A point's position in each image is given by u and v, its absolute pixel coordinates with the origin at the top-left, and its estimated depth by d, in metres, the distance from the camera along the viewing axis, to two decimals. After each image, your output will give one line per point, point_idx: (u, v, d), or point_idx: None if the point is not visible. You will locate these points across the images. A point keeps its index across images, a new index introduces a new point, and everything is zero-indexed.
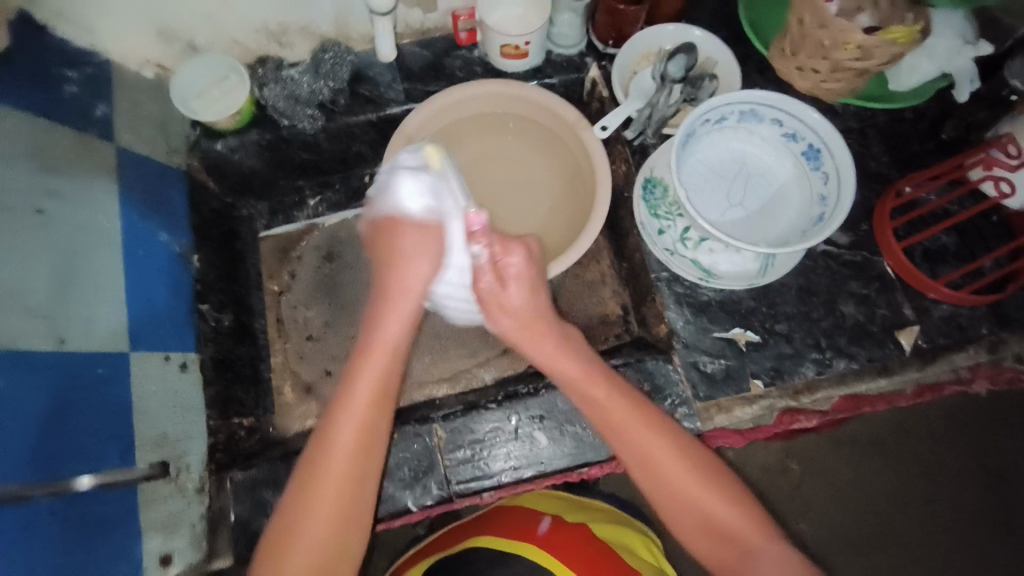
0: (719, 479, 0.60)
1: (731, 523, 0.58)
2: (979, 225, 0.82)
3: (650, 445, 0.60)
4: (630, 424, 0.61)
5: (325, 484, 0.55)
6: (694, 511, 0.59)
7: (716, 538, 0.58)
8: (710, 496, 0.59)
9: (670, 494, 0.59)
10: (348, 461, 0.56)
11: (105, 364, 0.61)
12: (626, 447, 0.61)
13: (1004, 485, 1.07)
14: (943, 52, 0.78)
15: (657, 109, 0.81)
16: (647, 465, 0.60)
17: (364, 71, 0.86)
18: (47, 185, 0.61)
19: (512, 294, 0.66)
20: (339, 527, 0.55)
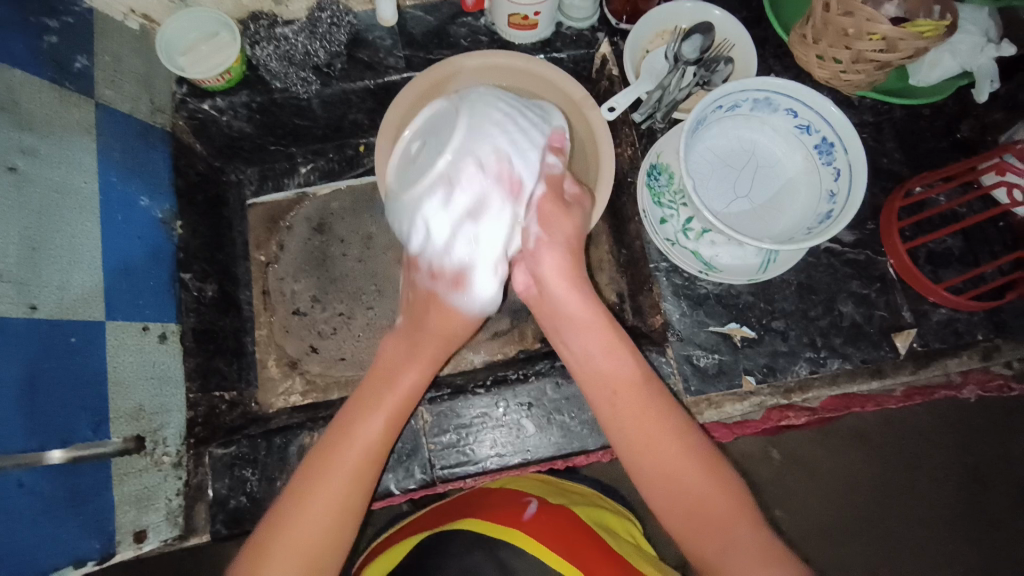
0: (704, 460, 0.59)
1: (712, 505, 0.57)
2: (986, 230, 0.80)
3: (643, 412, 0.60)
4: (619, 394, 0.62)
5: (348, 455, 0.60)
6: (675, 491, 0.58)
7: (694, 514, 0.57)
8: (692, 475, 0.58)
9: (650, 471, 0.59)
10: (374, 444, 0.61)
11: (79, 333, 0.58)
12: (620, 408, 0.61)
13: (979, 484, 1.09)
14: (967, 48, 0.74)
15: (668, 92, 0.78)
16: (636, 434, 0.60)
17: (364, 35, 0.81)
18: (21, 141, 0.57)
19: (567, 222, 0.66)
20: (351, 487, 0.59)
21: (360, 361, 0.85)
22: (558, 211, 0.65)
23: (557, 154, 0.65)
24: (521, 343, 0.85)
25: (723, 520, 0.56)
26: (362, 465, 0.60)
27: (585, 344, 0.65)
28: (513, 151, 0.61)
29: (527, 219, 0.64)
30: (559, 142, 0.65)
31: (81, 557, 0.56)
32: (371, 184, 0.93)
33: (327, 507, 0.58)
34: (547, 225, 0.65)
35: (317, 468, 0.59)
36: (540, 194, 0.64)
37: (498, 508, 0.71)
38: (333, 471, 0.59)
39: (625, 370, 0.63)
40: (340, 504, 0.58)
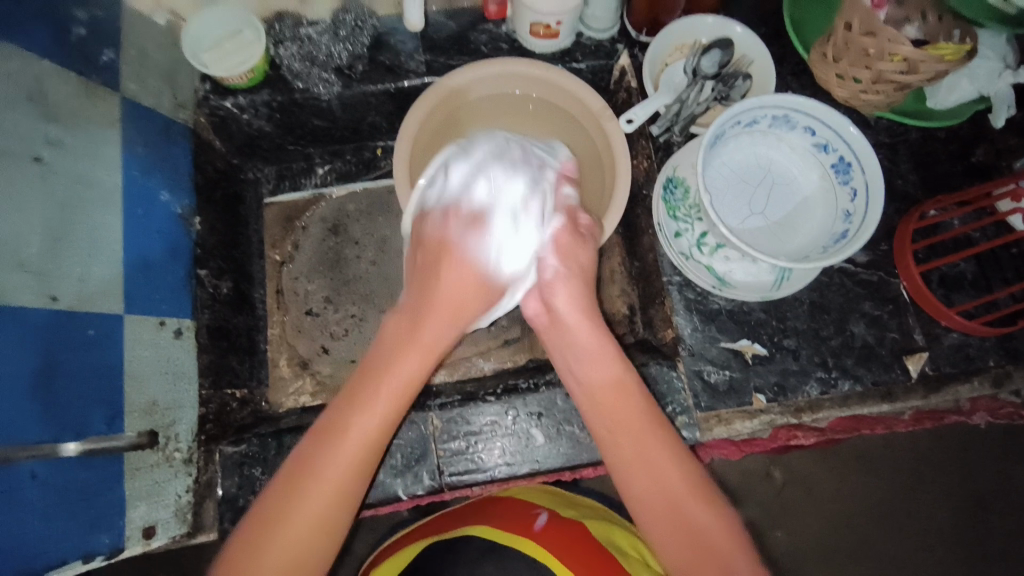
0: (709, 495, 0.58)
1: (720, 544, 0.55)
2: (999, 255, 0.80)
3: (649, 447, 0.58)
4: (628, 428, 0.59)
5: (327, 471, 0.53)
6: (682, 528, 0.56)
7: (699, 552, 0.55)
8: (700, 511, 0.56)
9: (655, 507, 0.57)
10: (358, 454, 0.54)
11: (97, 326, 0.58)
12: (624, 442, 0.59)
13: (982, 509, 1.08)
14: (985, 73, 0.74)
15: (686, 106, 0.78)
16: (642, 471, 0.58)
17: (386, 38, 0.81)
18: (48, 133, 0.57)
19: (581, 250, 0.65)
20: (332, 505, 0.54)
21: None
22: (576, 238, 0.65)
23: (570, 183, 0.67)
24: (531, 351, 0.84)
25: (730, 556, 0.55)
26: (360, 456, 0.54)
27: (591, 373, 0.61)
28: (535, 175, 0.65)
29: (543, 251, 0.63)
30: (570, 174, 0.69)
31: (91, 551, 0.56)
32: (387, 187, 0.93)
33: (336, 482, 0.53)
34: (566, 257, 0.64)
35: (308, 462, 0.54)
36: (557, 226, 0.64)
37: (511, 516, 0.72)
38: (310, 489, 0.53)
39: (630, 406, 0.60)
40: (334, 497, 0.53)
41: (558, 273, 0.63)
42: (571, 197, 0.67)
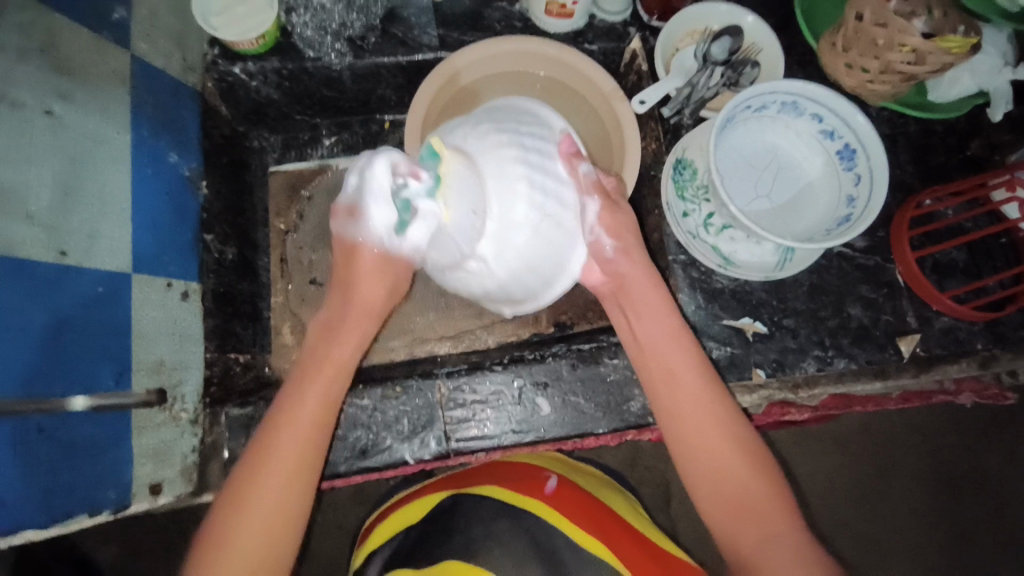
0: (756, 459, 0.59)
1: (755, 500, 0.57)
2: (989, 245, 0.83)
3: (697, 409, 0.59)
4: (678, 385, 0.60)
5: (278, 458, 0.55)
6: (716, 480, 0.58)
7: (742, 514, 0.57)
8: (748, 474, 0.58)
9: (700, 463, 0.59)
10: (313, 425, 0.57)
11: (105, 283, 0.57)
12: (675, 403, 0.60)
13: (959, 496, 1.11)
14: (985, 69, 0.77)
15: (697, 89, 0.80)
16: (687, 425, 0.59)
17: (399, 10, 0.81)
18: (60, 86, 0.56)
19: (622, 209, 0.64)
20: (292, 482, 0.55)
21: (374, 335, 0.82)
22: (611, 210, 0.63)
23: (582, 160, 0.59)
24: (535, 327, 0.83)
25: (772, 518, 0.56)
26: (293, 480, 0.56)
27: (647, 336, 0.63)
28: (550, 195, 0.55)
29: (593, 234, 0.62)
30: (571, 147, 0.59)
31: (96, 505, 0.56)
32: None
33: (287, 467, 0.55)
34: (606, 224, 0.62)
35: (263, 455, 0.55)
36: (593, 209, 0.61)
37: (520, 479, 0.72)
38: (269, 475, 0.55)
39: (685, 366, 0.61)
40: (293, 474, 0.55)
41: (617, 249, 0.63)
42: (589, 172, 0.60)
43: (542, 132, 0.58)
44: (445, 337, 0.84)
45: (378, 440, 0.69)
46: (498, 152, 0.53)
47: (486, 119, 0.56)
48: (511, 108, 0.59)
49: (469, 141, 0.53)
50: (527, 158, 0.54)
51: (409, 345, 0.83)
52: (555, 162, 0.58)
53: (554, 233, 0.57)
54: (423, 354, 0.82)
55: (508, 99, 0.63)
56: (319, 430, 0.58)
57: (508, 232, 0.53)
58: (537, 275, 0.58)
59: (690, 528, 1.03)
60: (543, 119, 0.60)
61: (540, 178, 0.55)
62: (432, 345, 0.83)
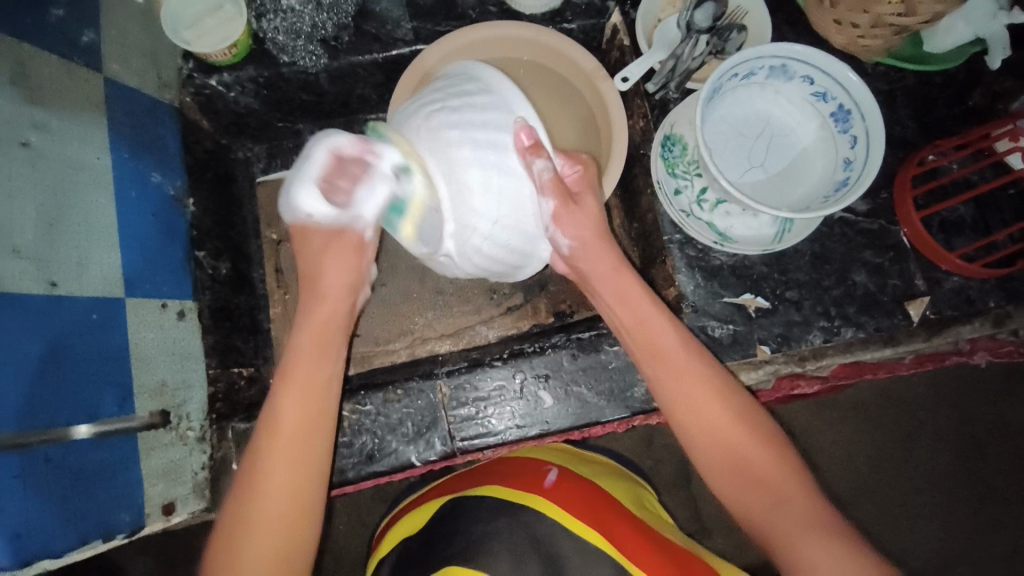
0: (757, 430, 0.58)
1: (762, 468, 0.56)
2: (997, 197, 0.80)
3: (695, 392, 0.59)
4: (673, 368, 0.60)
5: (263, 500, 0.55)
6: (722, 453, 0.58)
7: (749, 484, 0.56)
8: (753, 447, 0.57)
9: (703, 441, 0.58)
10: (291, 456, 0.56)
11: (99, 310, 0.58)
12: (672, 390, 0.60)
13: (981, 454, 1.09)
14: (978, 16, 0.71)
15: (682, 61, 0.76)
16: (688, 404, 0.59)
17: (370, 6, 0.79)
18: (34, 117, 0.56)
19: (588, 206, 0.61)
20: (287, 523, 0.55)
21: (375, 337, 0.83)
22: (570, 211, 0.59)
23: (540, 154, 0.53)
24: (535, 318, 0.83)
25: (781, 487, 0.55)
26: (285, 524, 0.55)
27: (637, 322, 0.62)
28: (505, 196, 0.54)
29: (550, 233, 0.60)
30: (530, 138, 0.53)
31: (112, 530, 0.57)
32: None
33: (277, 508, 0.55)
34: (563, 227, 0.60)
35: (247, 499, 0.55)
36: (551, 206, 0.58)
37: (520, 473, 0.72)
38: (256, 524, 0.54)
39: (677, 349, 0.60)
40: (288, 515, 0.55)
41: (571, 249, 0.62)
42: (547, 167, 0.55)
43: (495, 121, 0.53)
44: (445, 335, 0.83)
45: (384, 444, 0.69)
46: (449, 151, 0.51)
47: (440, 108, 0.52)
48: (463, 88, 0.54)
49: (422, 134, 0.52)
50: (477, 157, 0.52)
51: (410, 345, 0.83)
52: (508, 157, 0.53)
53: (511, 231, 0.56)
54: (424, 353, 0.82)
55: (463, 67, 0.58)
56: (304, 459, 0.57)
57: (465, 233, 0.54)
58: (501, 263, 0.59)
59: (708, 505, 1.03)
60: (501, 99, 0.54)
61: (491, 178, 0.52)
62: (432, 344, 0.83)
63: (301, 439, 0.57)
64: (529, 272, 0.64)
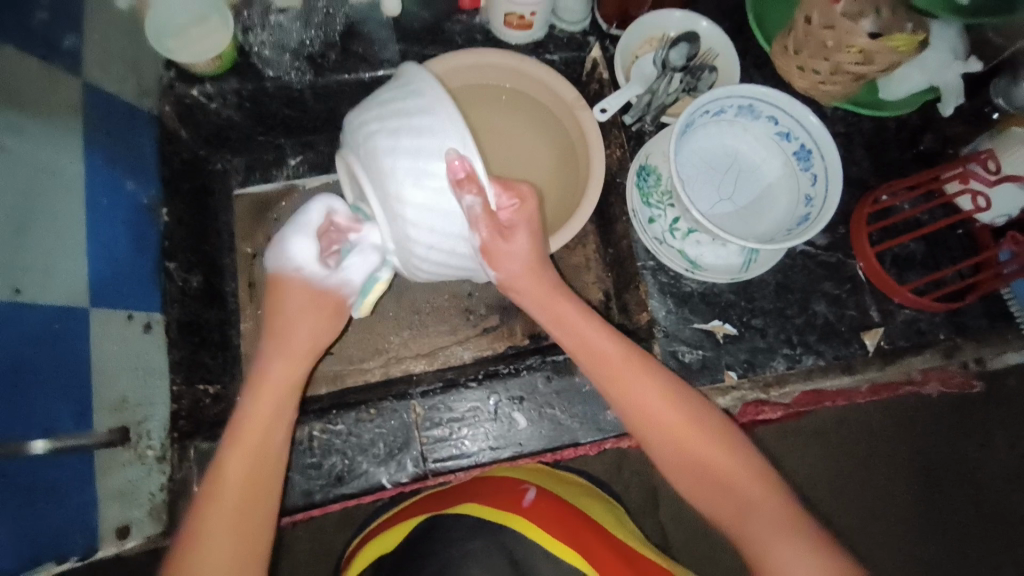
0: (718, 431, 0.60)
1: (728, 471, 0.59)
2: (947, 237, 0.86)
3: (655, 405, 0.61)
4: (631, 382, 0.61)
5: (205, 539, 0.53)
6: (687, 459, 0.59)
7: (718, 488, 0.58)
8: (715, 450, 0.59)
9: (668, 450, 0.60)
10: (236, 493, 0.55)
11: (63, 320, 0.56)
12: (632, 406, 0.61)
13: (932, 482, 1.14)
14: (934, 64, 0.80)
15: (657, 96, 0.82)
16: (645, 420, 0.61)
17: (358, 27, 0.81)
18: (8, 120, 0.54)
19: (521, 240, 0.60)
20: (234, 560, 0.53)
21: (349, 355, 0.82)
22: (503, 243, 0.58)
23: (473, 187, 0.51)
24: (510, 340, 0.84)
25: (748, 486, 0.58)
26: (233, 563, 0.53)
27: (590, 340, 0.63)
28: (435, 224, 0.53)
29: (483, 263, 0.58)
30: (462, 170, 0.50)
31: (63, 553, 0.54)
32: None
33: (219, 544, 0.53)
34: (496, 261, 0.59)
35: (191, 537, 0.53)
36: (485, 239, 0.56)
37: (497, 491, 0.72)
38: (197, 561, 0.52)
39: (632, 364, 0.62)
40: (235, 552, 0.53)
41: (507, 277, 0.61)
42: (478, 203, 0.52)
43: (429, 148, 0.50)
44: (420, 354, 0.83)
45: (354, 465, 0.68)
46: (381, 175, 0.52)
47: (377, 132, 0.52)
48: (401, 104, 0.52)
49: (362, 155, 0.53)
50: (410, 185, 0.51)
51: (384, 363, 0.82)
52: (441, 188, 0.52)
53: (447, 256, 0.56)
54: (398, 372, 0.81)
55: (414, 72, 0.53)
56: (253, 497, 0.56)
57: (399, 253, 0.55)
58: (441, 280, 0.60)
59: (675, 530, 1.04)
60: (438, 121, 0.50)
61: (421, 208, 0.52)
62: (407, 363, 0.82)
63: (251, 480, 0.56)
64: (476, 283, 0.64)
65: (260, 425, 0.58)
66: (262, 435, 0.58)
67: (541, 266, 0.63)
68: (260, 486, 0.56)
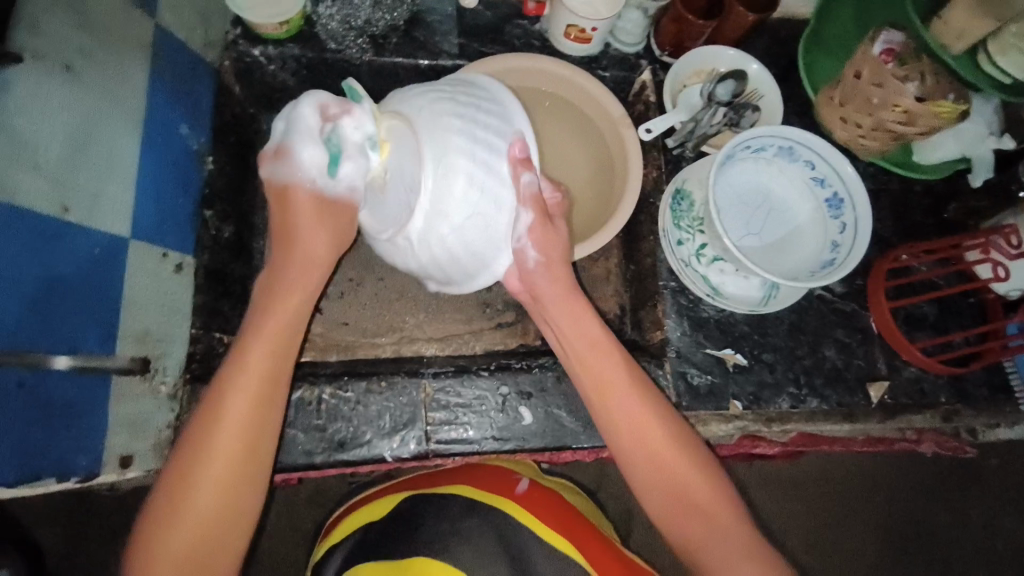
0: (699, 460, 0.61)
1: (699, 496, 0.59)
2: (959, 303, 0.87)
3: (641, 420, 0.61)
4: (620, 393, 0.62)
5: (208, 459, 0.53)
6: (661, 477, 0.60)
7: (688, 511, 0.59)
8: (692, 475, 0.60)
9: (644, 465, 0.60)
10: (237, 426, 0.54)
11: (103, 245, 0.57)
12: (615, 418, 0.61)
13: (911, 550, 1.13)
14: (969, 136, 0.81)
15: (700, 126, 0.84)
16: (628, 431, 0.61)
17: (422, 15, 0.84)
18: (83, 43, 0.56)
19: (562, 231, 0.62)
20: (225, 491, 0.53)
21: (363, 328, 0.83)
22: (545, 228, 0.60)
23: (529, 168, 0.57)
24: (523, 338, 0.85)
25: (717, 516, 0.58)
26: (225, 486, 0.53)
27: (584, 341, 0.64)
28: (486, 192, 0.55)
29: (519, 244, 0.60)
30: (523, 152, 0.57)
31: (67, 471, 0.53)
32: None
33: (215, 472, 0.53)
34: (535, 242, 0.60)
35: (191, 457, 0.53)
36: (527, 221, 0.59)
37: (490, 476, 0.74)
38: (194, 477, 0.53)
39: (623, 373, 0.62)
40: (227, 478, 0.53)
41: (540, 263, 0.61)
42: (532, 182, 0.57)
43: (497, 128, 0.56)
44: (433, 338, 0.84)
45: (358, 434, 0.68)
46: (443, 139, 0.53)
47: (443, 103, 0.55)
48: (469, 90, 0.58)
49: (422, 118, 0.54)
50: (473, 151, 0.54)
51: (397, 342, 0.83)
52: (501, 162, 0.56)
53: (484, 230, 0.57)
54: (409, 352, 0.82)
55: (475, 77, 0.61)
56: (252, 436, 0.55)
57: (436, 219, 0.55)
58: (463, 265, 0.59)
59: (651, 557, 1.03)
60: (505, 112, 0.58)
61: (479, 176, 0.55)
62: (419, 345, 0.83)
63: (255, 401, 0.55)
64: (489, 280, 0.62)
65: (265, 351, 0.56)
66: (263, 377, 0.56)
67: (562, 261, 0.63)
68: (258, 426, 0.55)
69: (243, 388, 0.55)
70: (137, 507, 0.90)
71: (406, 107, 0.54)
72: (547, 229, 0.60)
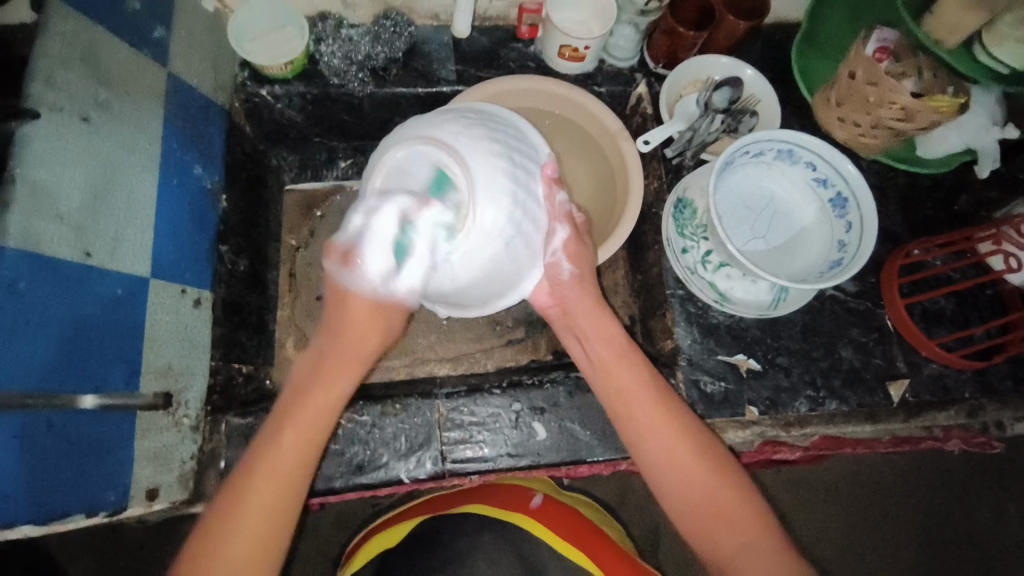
0: (722, 468, 0.61)
1: (725, 504, 0.59)
2: (975, 295, 0.86)
3: (662, 428, 0.61)
4: (641, 402, 0.62)
5: (258, 487, 0.55)
6: (684, 485, 0.60)
7: (714, 520, 0.58)
8: (715, 483, 0.60)
9: (668, 474, 0.60)
10: (293, 452, 0.56)
11: (124, 286, 0.59)
12: (637, 428, 0.62)
13: (949, 552, 1.09)
14: (973, 127, 0.80)
15: (698, 134, 0.85)
16: (651, 440, 0.61)
17: (421, 46, 0.86)
18: (99, 95, 0.59)
19: (586, 241, 0.65)
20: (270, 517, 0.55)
21: None
22: (576, 245, 0.63)
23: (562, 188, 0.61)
24: (534, 354, 0.85)
25: (743, 525, 0.58)
26: (275, 514, 0.55)
27: (603, 354, 0.65)
28: (528, 213, 0.57)
29: (553, 259, 0.63)
30: (555, 172, 0.61)
31: (95, 506, 0.56)
32: None
33: (266, 499, 0.55)
34: (568, 256, 0.63)
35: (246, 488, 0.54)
36: (562, 239, 0.62)
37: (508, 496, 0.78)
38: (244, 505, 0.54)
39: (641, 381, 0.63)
40: (279, 504, 0.55)
41: (574, 276, 0.64)
42: (564, 201, 0.62)
43: (530, 152, 0.60)
44: (445, 358, 0.85)
45: (375, 457, 0.69)
46: (488, 161, 0.54)
47: (478, 128, 0.56)
48: (494, 117, 0.60)
49: (463, 139, 0.54)
50: (515, 173, 0.56)
51: (410, 364, 0.84)
52: (538, 183, 0.59)
53: (523, 252, 0.58)
54: (422, 373, 0.84)
55: (488, 107, 0.64)
56: (300, 462, 0.57)
57: (480, 242, 0.54)
58: (495, 286, 0.60)
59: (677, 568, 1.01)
60: (530, 138, 0.62)
61: (520, 198, 0.56)
62: (432, 366, 0.85)
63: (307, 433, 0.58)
64: (513, 300, 0.63)
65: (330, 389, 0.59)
66: (323, 403, 0.58)
67: (587, 273, 0.65)
68: (306, 454, 0.57)
69: (297, 425, 0.57)
70: (166, 537, 0.92)
71: (445, 131, 0.54)
72: (575, 244, 0.63)
